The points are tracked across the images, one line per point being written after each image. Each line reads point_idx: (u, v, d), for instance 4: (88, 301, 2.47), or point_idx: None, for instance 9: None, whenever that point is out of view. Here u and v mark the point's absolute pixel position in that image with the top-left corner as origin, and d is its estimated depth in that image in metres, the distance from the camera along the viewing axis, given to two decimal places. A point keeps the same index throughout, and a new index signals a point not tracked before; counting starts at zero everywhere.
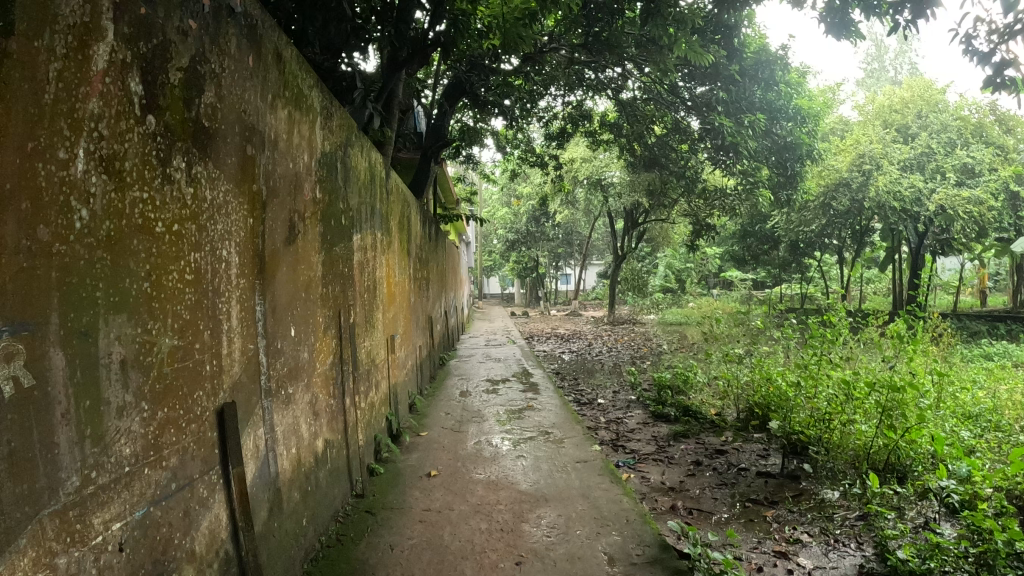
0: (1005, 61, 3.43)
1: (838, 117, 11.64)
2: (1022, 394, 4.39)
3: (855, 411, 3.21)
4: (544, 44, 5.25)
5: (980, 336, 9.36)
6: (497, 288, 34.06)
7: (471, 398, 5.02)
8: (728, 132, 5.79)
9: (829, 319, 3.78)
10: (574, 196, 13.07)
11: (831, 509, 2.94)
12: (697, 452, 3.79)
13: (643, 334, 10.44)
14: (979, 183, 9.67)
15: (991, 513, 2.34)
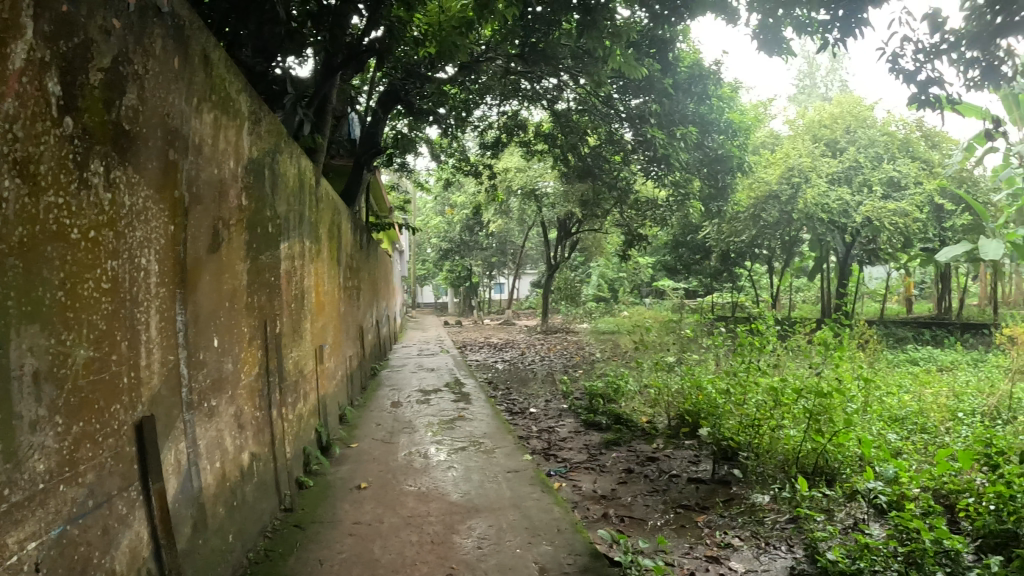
0: (930, 79, 3.51)
1: (769, 131, 11.89)
2: (946, 397, 4.49)
3: (784, 418, 3.25)
4: (481, 53, 5.21)
5: (906, 343, 9.60)
6: (431, 299, 33.79)
7: (403, 408, 4.94)
8: (661, 144, 5.85)
9: (757, 327, 3.82)
10: (507, 206, 13.04)
11: (761, 513, 2.96)
12: (629, 460, 3.79)
13: (577, 342, 10.44)
14: (904, 196, 9.97)
15: (919, 513, 2.39)
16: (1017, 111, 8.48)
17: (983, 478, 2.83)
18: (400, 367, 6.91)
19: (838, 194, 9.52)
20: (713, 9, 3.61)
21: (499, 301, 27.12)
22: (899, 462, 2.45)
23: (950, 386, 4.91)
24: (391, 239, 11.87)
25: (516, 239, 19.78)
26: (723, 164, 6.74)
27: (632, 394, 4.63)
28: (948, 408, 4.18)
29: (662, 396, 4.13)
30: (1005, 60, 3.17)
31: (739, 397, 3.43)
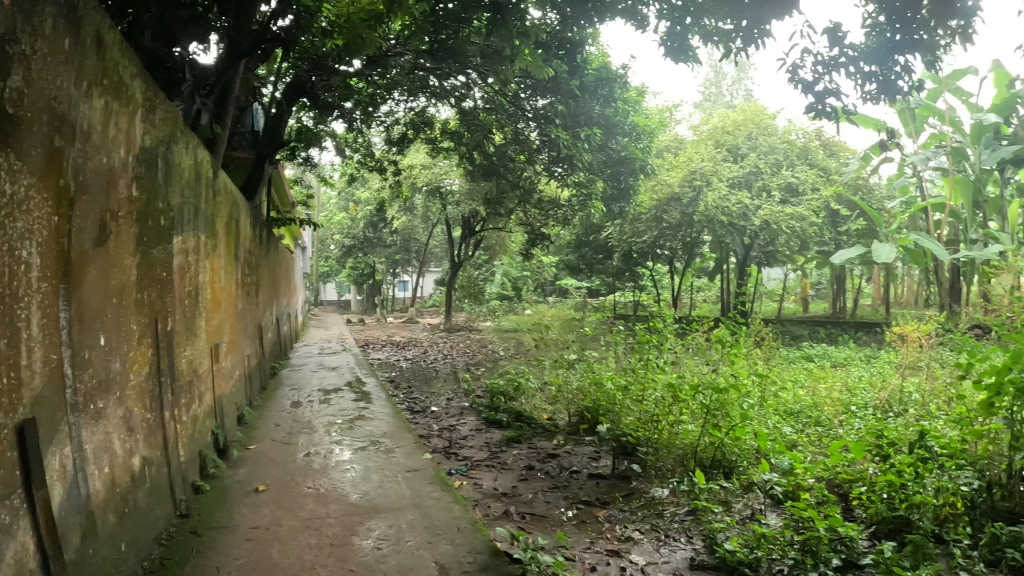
0: (827, 90, 3.58)
1: (673, 135, 12.17)
2: (837, 391, 4.67)
3: (681, 413, 3.32)
4: (389, 48, 5.12)
5: (802, 340, 9.97)
6: (334, 297, 33.22)
7: (302, 409, 4.82)
8: (565, 144, 5.89)
9: (654, 325, 3.87)
10: (412, 203, 12.91)
11: (660, 506, 3.01)
12: (529, 457, 3.80)
13: (481, 341, 10.43)
14: (801, 202, 10.35)
15: (813, 502, 2.47)
16: (911, 124, 8.95)
17: (872, 468, 2.95)
18: (301, 367, 6.75)
19: (738, 198, 9.81)
20: (622, 14, 3.67)
21: (405, 299, 26.86)
22: (795, 454, 2.52)
23: (844, 381, 5.11)
24: (295, 235, 11.63)
25: (422, 237, 19.65)
26: (626, 166, 6.96)
27: (532, 392, 4.64)
28: (841, 402, 4.35)
29: (562, 393, 4.15)
30: (902, 75, 3.32)
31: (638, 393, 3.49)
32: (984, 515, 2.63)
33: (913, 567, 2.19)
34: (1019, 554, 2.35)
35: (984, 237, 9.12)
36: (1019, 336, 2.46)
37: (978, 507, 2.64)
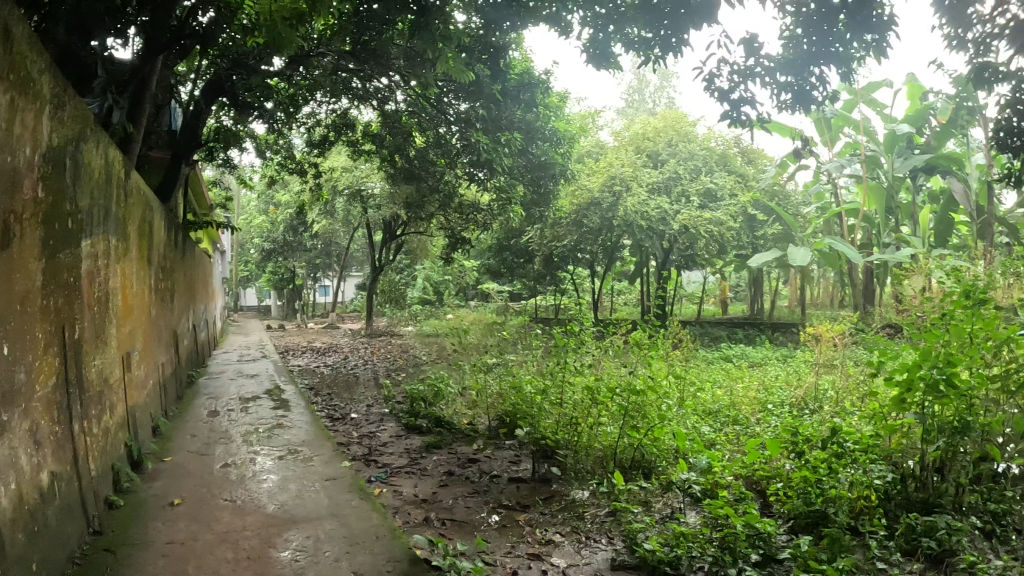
0: (743, 99, 3.64)
1: (594, 140, 12.13)
2: (753, 390, 4.76)
3: (599, 415, 3.34)
4: (310, 47, 5.01)
5: (720, 341, 10.19)
6: (254, 303, 32.48)
7: (219, 418, 4.68)
8: (485, 148, 5.88)
9: (571, 328, 3.89)
10: (332, 207, 12.69)
11: (581, 508, 3.02)
12: (450, 463, 3.76)
13: (403, 346, 10.33)
14: (720, 206, 10.59)
15: (731, 500, 2.51)
16: (826, 133, 9.24)
17: (788, 464, 3.01)
18: (217, 375, 6.55)
19: (657, 203, 9.96)
20: (546, 21, 3.66)
21: (327, 304, 26.41)
22: (713, 453, 2.55)
23: (760, 379, 5.23)
24: (211, 238, 11.28)
25: (344, 242, 19.34)
26: (546, 170, 7.02)
27: (452, 397, 4.59)
28: (757, 400, 4.44)
29: (482, 397, 4.13)
30: (817, 86, 3.39)
31: (558, 395, 3.49)
32: (899, 505, 2.71)
33: (829, 560, 2.23)
34: (933, 542, 2.43)
35: (894, 241, 9.49)
36: (928, 334, 2.54)
37: (893, 499, 2.72)
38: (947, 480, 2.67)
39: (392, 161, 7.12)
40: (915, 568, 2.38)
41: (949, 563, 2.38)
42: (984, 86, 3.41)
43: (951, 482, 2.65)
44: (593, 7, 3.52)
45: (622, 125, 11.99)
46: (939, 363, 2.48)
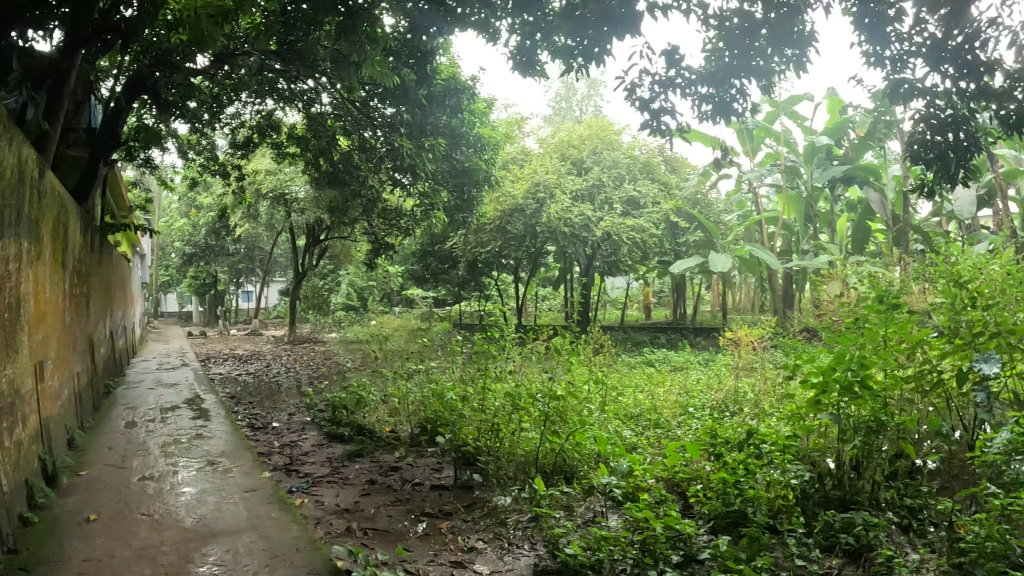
0: (662, 108, 3.66)
1: (520, 147, 11.96)
2: (673, 393, 4.80)
3: (520, 419, 3.34)
4: (234, 46, 4.89)
5: (643, 345, 10.30)
6: (176, 308, 31.62)
7: (137, 430, 4.53)
8: (407, 153, 5.81)
9: (492, 333, 3.86)
10: (254, 210, 12.34)
11: (503, 514, 3.01)
12: (371, 471, 3.69)
13: (326, 352, 10.16)
14: (642, 214, 10.75)
15: (652, 502, 2.52)
16: (749, 143, 9.43)
17: (706, 465, 3.04)
18: (135, 384, 6.36)
19: (580, 209, 9.89)
20: (473, 26, 3.65)
21: (249, 310, 25.78)
22: (634, 456, 2.56)
23: (681, 383, 5.26)
24: (130, 242, 10.92)
25: (267, 247, 18.90)
26: (470, 176, 6.98)
27: (375, 405, 4.52)
28: (678, 404, 4.46)
29: (404, 404, 4.08)
30: (738, 97, 3.49)
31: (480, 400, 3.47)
32: (817, 503, 2.76)
33: (748, 559, 2.25)
34: (851, 538, 2.48)
35: (813, 248, 9.76)
36: (842, 337, 2.59)
37: (810, 497, 2.76)
38: (863, 477, 2.73)
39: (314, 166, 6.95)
40: (834, 564, 2.42)
41: (867, 558, 2.43)
42: (900, 100, 3.37)
43: (867, 480, 2.71)
44: (521, 14, 3.52)
45: (549, 132, 11.82)
46: (853, 365, 2.53)
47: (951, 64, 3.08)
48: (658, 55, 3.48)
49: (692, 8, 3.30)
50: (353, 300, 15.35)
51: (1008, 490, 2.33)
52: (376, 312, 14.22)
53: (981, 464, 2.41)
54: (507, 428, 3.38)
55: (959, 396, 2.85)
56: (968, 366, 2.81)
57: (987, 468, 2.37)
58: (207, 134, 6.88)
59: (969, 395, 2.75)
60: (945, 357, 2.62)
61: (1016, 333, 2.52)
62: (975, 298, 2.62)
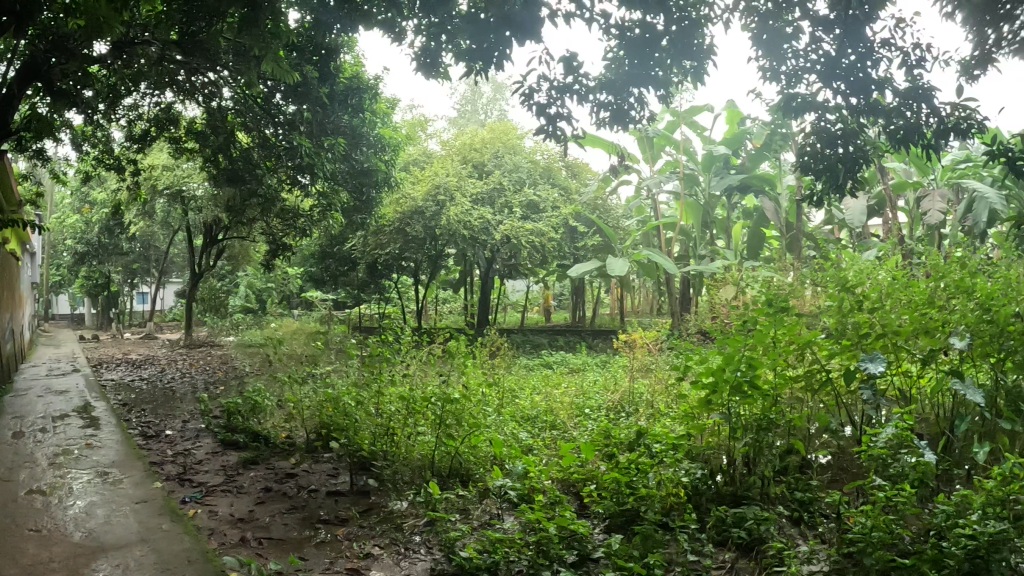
0: (558, 114, 3.69)
1: (422, 149, 11.18)
2: (567, 393, 4.81)
3: (416, 422, 3.32)
4: (134, 34, 4.67)
5: (542, 347, 10.25)
6: (67, 310, 30.14)
7: (23, 440, 4.32)
8: (305, 152, 5.67)
9: (387, 336, 3.81)
10: (150, 208, 11.76)
11: (400, 519, 3.00)
12: (267, 479, 3.61)
13: (223, 356, 9.79)
14: (543, 219, 10.27)
15: (547, 503, 2.54)
16: (648, 152, 9.45)
17: (599, 464, 3.07)
18: (20, 392, 6.03)
19: (480, 213, 9.52)
20: (380, 26, 3.62)
21: (143, 313, 24.70)
22: (528, 460, 2.57)
23: (577, 384, 5.24)
24: (19, 239, 10.33)
25: (164, 246, 18.15)
26: (370, 177, 6.89)
27: (270, 411, 4.40)
28: (574, 404, 4.48)
29: (298, 410, 3.98)
30: (635, 106, 3.59)
31: (376, 404, 3.43)
32: (710, 500, 2.82)
33: (642, 555, 2.29)
34: (743, 533, 2.54)
35: (711, 251, 9.94)
36: (731, 338, 2.67)
37: (703, 494, 2.82)
38: (754, 473, 2.82)
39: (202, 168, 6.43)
40: (727, 559, 2.47)
41: (759, 550, 2.50)
42: (793, 112, 3.49)
43: (757, 475, 2.80)
44: (427, 16, 3.51)
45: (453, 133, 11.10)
46: (742, 365, 2.61)
47: (842, 79, 3.23)
48: (556, 61, 3.52)
49: (594, 17, 3.42)
50: (251, 303, 14.86)
51: (890, 482, 2.44)
52: (274, 314, 13.79)
53: (867, 458, 2.51)
54: (405, 431, 3.36)
55: (846, 394, 2.96)
56: (854, 366, 2.93)
57: (873, 461, 2.47)
58: (102, 125, 6.56)
59: (856, 392, 2.87)
60: (833, 358, 2.72)
61: (900, 334, 2.65)
62: (861, 301, 2.73)
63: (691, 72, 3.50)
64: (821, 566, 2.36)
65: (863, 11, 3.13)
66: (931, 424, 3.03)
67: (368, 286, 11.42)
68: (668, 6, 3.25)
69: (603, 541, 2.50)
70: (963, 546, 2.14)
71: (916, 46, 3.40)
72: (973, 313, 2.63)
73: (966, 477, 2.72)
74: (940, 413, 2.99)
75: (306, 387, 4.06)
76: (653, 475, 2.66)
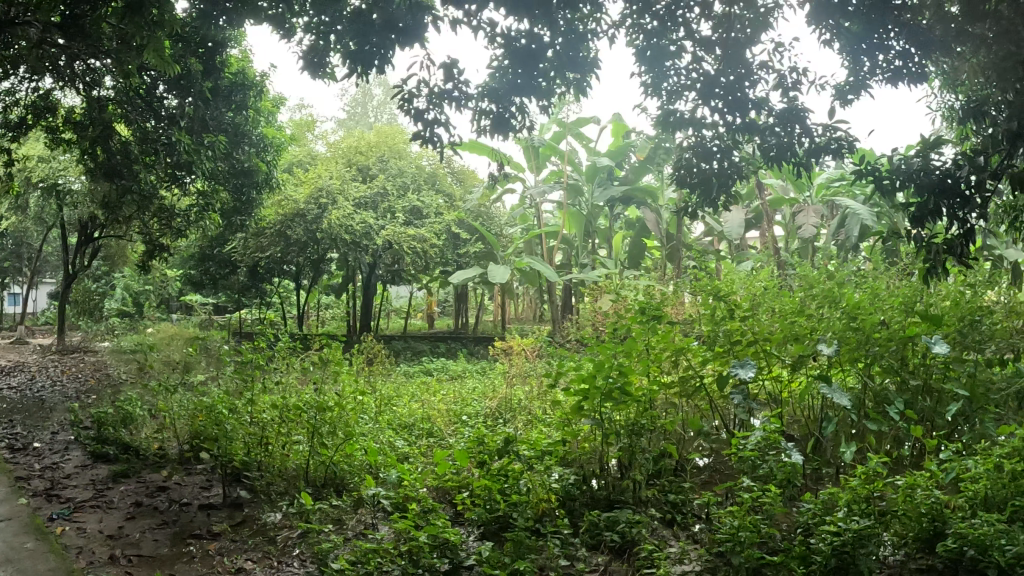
0: (436, 119, 3.67)
1: (307, 150, 10.75)
2: (439, 401, 4.78)
3: (291, 430, 3.32)
4: (12, 13, 4.42)
5: (423, 354, 10.09)
6: None
7: None
8: (184, 149, 5.48)
9: (265, 341, 3.74)
10: (22, 202, 11.10)
11: (273, 532, 2.97)
12: (137, 493, 3.47)
13: (95, 363, 9.27)
14: (425, 224, 9.98)
15: (420, 511, 2.55)
16: (534, 160, 9.37)
17: (472, 471, 3.11)
18: None
19: (362, 217, 9.37)
20: (269, 20, 3.57)
21: (13, 315, 23.32)
22: (402, 467, 2.58)
23: (455, 391, 5.24)
24: None
25: (35, 243, 17.17)
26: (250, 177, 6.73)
27: (141, 420, 4.22)
28: (450, 411, 4.47)
29: (169, 419, 3.83)
30: (516, 114, 3.63)
31: (251, 414, 3.41)
32: (583, 504, 2.87)
33: (512, 561, 2.34)
34: (616, 536, 2.60)
35: (592, 260, 10.46)
36: (602, 345, 2.77)
37: (577, 498, 2.87)
38: (627, 477, 2.89)
39: (78, 160, 6.11)
40: (600, 562, 2.53)
41: (630, 552, 2.57)
42: (674, 128, 3.62)
43: (630, 480, 2.88)
44: (317, 13, 3.50)
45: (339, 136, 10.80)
46: (614, 371, 2.72)
47: (720, 97, 3.41)
48: (437, 65, 3.57)
49: (481, 26, 3.52)
50: (128, 306, 14.16)
51: (759, 482, 2.54)
52: (152, 318, 13.20)
53: (737, 460, 2.60)
54: (278, 440, 3.36)
55: (719, 399, 3.11)
56: (725, 371, 3.06)
57: (742, 462, 2.56)
58: None
59: (727, 396, 2.98)
60: (708, 364, 2.87)
61: (771, 341, 2.86)
62: (733, 310, 2.89)
63: (572, 84, 3.69)
64: (694, 565, 2.43)
65: (744, 33, 3.35)
66: (800, 425, 3.19)
67: (250, 290, 11.04)
68: (555, 20, 3.39)
69: (475, 547, 2.54)
70: (829, 542, 2.24)
71: (792, 70, 3.58)
72: (841, 321, 2.84)
73: (830, 476, 2.89)
74: (810, 415, 3.14)
75: (177, 397, 3.91)
76: (525, 483, 2.69)
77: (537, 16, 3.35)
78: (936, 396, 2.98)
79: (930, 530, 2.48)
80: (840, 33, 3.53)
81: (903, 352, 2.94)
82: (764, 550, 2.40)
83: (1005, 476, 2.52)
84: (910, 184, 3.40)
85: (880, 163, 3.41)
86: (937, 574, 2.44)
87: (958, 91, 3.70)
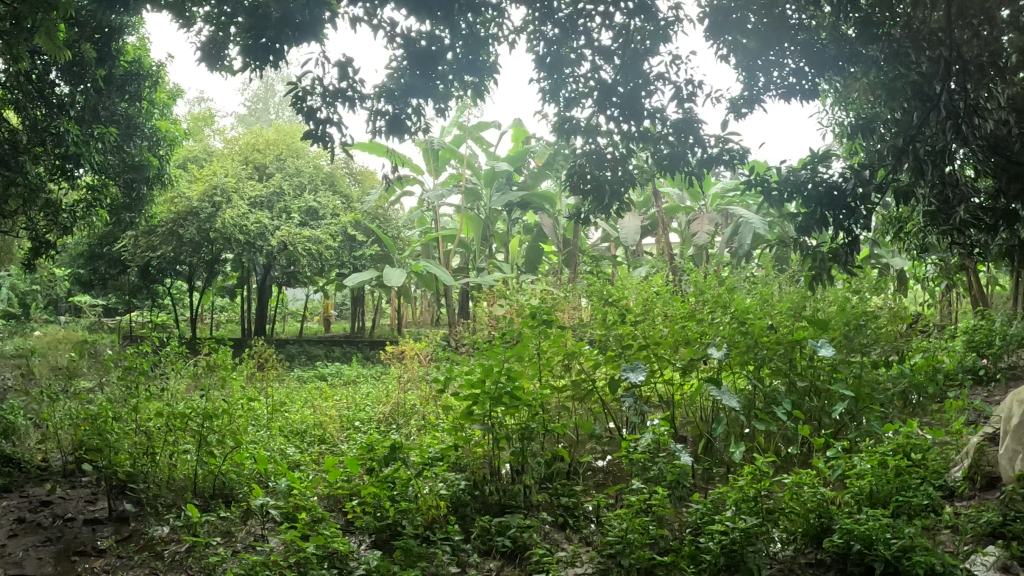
0: (330, 119, 3.63)
1: (203, 145, 10.42)
2: (326, 408, 4.71)
3: (179, 439, 3.27)
4: None
5: (318, 358, 9.89)
6: None
7: None
8: (72, 139, 5.24)
9: (151, 346, 3.63)
10: None
11: (160, 545, 2.89)
12: (19, 508, 3.33)
13: None
14: (320, 225, 9.90)
15: (310, 521, 2.55)
16: (433, 164, 9.29)
17: (363, 478, 3.09)
18: None
19: (257, 217, 9.20)
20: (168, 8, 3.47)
21: None
22: (291, 476, 2.56)
23: (349, 396, 5.15)
24: None
25: None
26: (141, 173, 6.50)
27: (24, 431, 4.05)
28: (340, 416, 4.41)
29: (52, 429, 3.68)
30: (412, 117, 3.59)
31: (136, 422, 3.31)
32: (476, 509, 2.89)
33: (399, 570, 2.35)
34: (507, 540, 2.63)
35: (488, 265, 10.25)
36: (491, 350, 2.82)
37: (469, 504, 2.88)
38: (520, 482, 2.93)
39: None
40: (491, 567, 2.55)
41: (522, 557, 2.59)
42: (571, 136, 3.69)
43: (523, 486, 2.92)
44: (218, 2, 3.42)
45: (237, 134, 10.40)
46: (503, 376, 2.77)
47: (615, 107, 3.51)
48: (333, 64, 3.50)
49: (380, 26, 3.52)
50: (12, 306, 13.43)
51: (649, 484, 2.61)
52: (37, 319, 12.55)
53: (629, 462, 2.65)
54: (166, 448, 3.30)
55: (611, 402, 3.18)
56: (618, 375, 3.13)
57: (634, 464, 2.62)
58: None
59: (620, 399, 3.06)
60: (600, 367, 2.95)
61: (662, 345, 2.97)
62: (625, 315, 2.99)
63: (470, 87, 3.73)
64: (586, 567, 2.46)
65: (642, 45, 3.45)
66: (692, 426, 3.29)
67: (142, 290, 10.62)
68: (456, 25, 3.44)
69: (364, 556, 2.53)
70: (718, 540, 2.31)
71: (688, 83, 3.69)
72: (730, 326, 2.98)
73: (720, 475, 2.98)
74: (699, 417, 3.25)
75: (61, 405, 3.77)
76: (413, 489, 2.70)
77: (438, 19, 3.37)
78: (823, 397, 3.10)
79: (818, 526, 2.57)
80: (736, 48, 3.63)
81: (790, 355, 3.07)
82: (653, 550, 2.47)
83: (890, 472, 2.63)
84: (798, 195, 3.54)
85: (771, 174, 3.52)
86: (825, 568, 2.52)
87: (848, 108, 3.86)
